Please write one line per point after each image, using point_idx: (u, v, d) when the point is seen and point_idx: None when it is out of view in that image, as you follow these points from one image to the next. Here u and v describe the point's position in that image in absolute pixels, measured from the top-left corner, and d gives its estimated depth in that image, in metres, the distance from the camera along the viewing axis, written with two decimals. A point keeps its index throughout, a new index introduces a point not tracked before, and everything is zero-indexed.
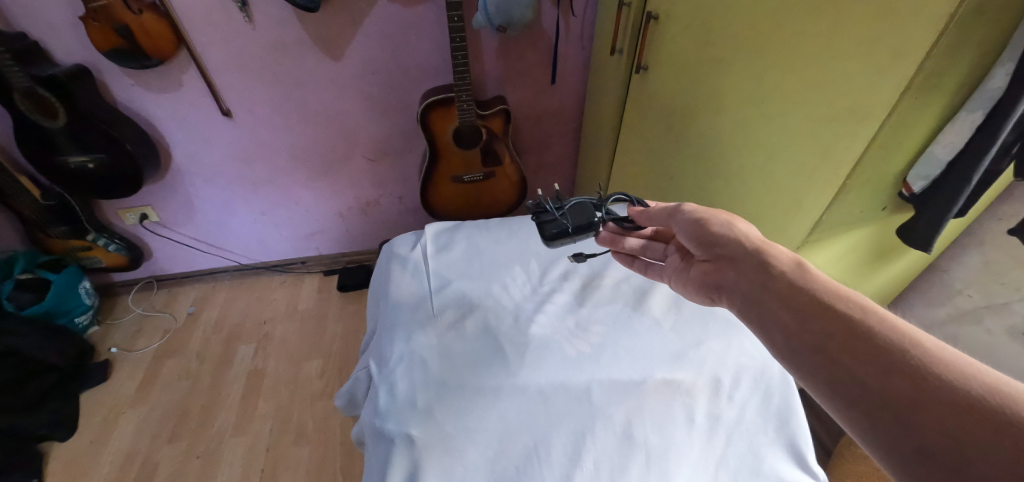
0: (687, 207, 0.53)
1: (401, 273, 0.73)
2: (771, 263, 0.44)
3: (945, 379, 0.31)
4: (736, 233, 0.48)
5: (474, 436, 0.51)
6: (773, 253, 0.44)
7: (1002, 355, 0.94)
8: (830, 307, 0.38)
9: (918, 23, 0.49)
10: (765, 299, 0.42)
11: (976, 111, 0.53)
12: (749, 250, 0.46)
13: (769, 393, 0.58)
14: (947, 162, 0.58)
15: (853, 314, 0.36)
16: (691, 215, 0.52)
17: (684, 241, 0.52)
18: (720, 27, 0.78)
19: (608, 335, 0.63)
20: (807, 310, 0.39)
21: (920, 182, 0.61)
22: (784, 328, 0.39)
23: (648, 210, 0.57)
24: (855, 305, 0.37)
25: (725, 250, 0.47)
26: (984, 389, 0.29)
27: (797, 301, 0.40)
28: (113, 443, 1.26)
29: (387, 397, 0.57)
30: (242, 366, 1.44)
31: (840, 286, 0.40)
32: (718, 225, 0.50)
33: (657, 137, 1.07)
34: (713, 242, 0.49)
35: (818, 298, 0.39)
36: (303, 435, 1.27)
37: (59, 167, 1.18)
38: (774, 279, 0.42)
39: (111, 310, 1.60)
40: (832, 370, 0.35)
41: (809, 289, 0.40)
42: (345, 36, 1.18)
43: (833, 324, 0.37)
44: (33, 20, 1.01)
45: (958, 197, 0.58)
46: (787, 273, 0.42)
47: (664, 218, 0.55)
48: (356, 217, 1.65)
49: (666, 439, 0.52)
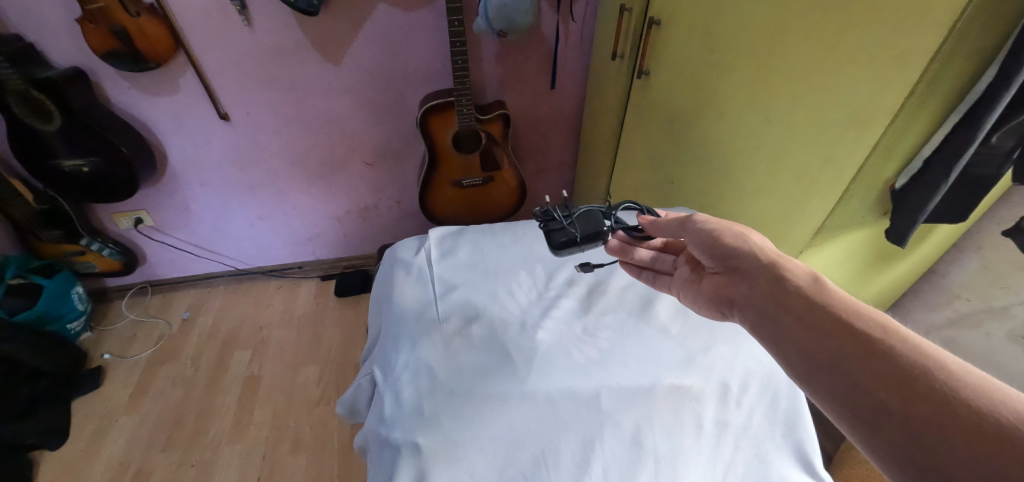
0: (698, 218, 0.53)
1: (406, 280, 0.72)
2: (786, 276, 0.44)
3: (972, 405, 0.30)
4: (750, 246, 0.48)
5: (481, 443, 0.51)
6: (788, 266, 0.45)
7: (1002, 361, 0.94)
8: (847, 325, 0.38)
9: (919, 29, 0.49)
10: (778, 311, 0.42)
11: (960, 110, 0.53)
12: (764, 264, 0.46)
13: (777, 398, 0.58)
14: (926, 158, 0.58)
15: (872, 334, 0.36)
16: (703, 226, 0.52)
17: (695, 251, 0.52)
18: (722, 33, 0.79)
19: (616, 341, 0.62)
20: (824, 326, 0.39)
21: (901, 178, 0.62)
22: (801, 345, 0.39)
23: (658, 221, 0.57)
24: (873, 324, 0.37)
25: (738, 262, 0.47)
26: (1013, 415, 0.29)
27: (814, 316, 0.40)
28: (106, 451, 1.24)
29: (393, 404, 0.56)
30: (237, 373, 1.42)
31: (856, 301, 0.40)
32: (731, 235, 0.50)
33: (660, 142, 1.07)
34: (726, 255, 0.49)
35: (835, 315, 0.39)
36: (300, 442, 1.25)
37: (53, 171, 1.17)
38: (788, 294, 0.42)
39: (104, 316, 1.57)
40: (852, 392, 0.34)
41: (825, 305, 0.40)
42: (345, 40, 1.18)
43: (852, 343, 0.36)
44: (29, 23, 0.99)
45: (930, 196, 0.59)
46: (803, 288, 0.42)
47: (675, 229, 0.55)
48: (354, 221, 1.63)
49: (674, 446, 0.52)
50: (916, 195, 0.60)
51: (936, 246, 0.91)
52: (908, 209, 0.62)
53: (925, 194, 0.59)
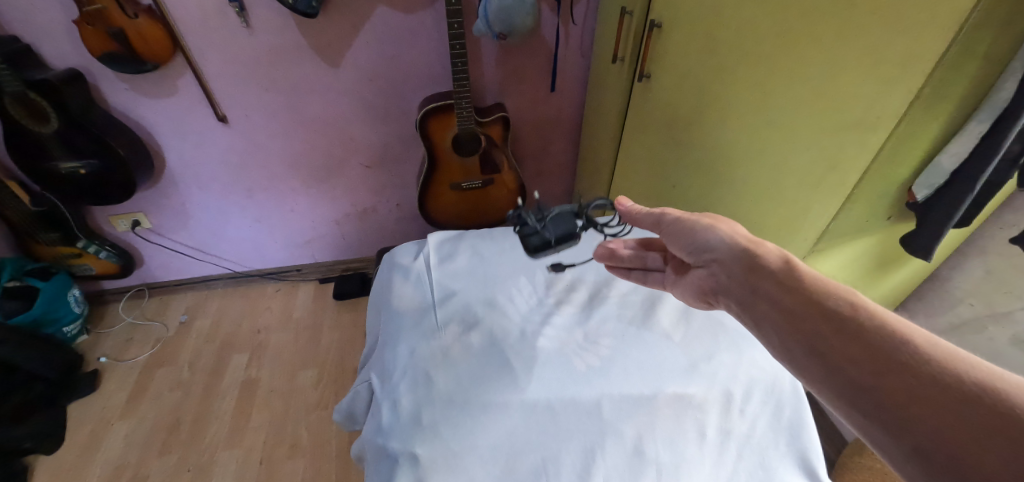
0: (670, 214, 0.54)
1: (403, 286, 0.71)
2: (758, 263, 0.44)
3: (950, 376, 0.29)
4: (724, 235, 0.48)
5: (480, 453, 0.50)
6: (761, 253, 0.44)
7: (1009, 366, 0.91)
8: (822, 306, 0.37)
9: (924, 35, 0.48)
10: (756, 301, 0.42)
11: (982, 121, 0.53)
12: (737, 250, 0.46)
13: (780, 406, 0.57)
14: (949, 171, 0.57)
15: (844, 312, 0.36)
16: (678, 222, 0.52)
17: (677, 250, 0.52)
18: (724, 38, 0.78)
19: (616, 348, 0.61)
20: (798, 310, 0.38)
21: (923, 190, 0.61)
22: (781, 335, 0.38)
23: (633, 215, 0.57)
24: (843, 301, 0.36)
25: (715, 253, 0.48)
26: (992, 388, 0.28)
27: (788, 301, 0.39)
28: (102, 456, 1.22)
29: (390, 413, 0.55)
30: (235, 377, 1.41)
31: (829, 280, 0.39)
32: (699, 227, 0.50)
33: (661, 145, 1.06)
34: (702, 249, 0.49)
35: (809, 296, 0.38)
36: (297, 447, 1.24)
37: (49, 173, 1.16)
38: (763, 279, 0.42)
39: (101, 318, 1.56)
40: (836, 377, 0.33)
41: (799, 287, 0.40)
42: (344, 42, 1.17)
43: (825, 322, 0.36)
44: (25, 24, 0.99)
45: (954, 213, 0.59)
46: (776, 271, 0.42)
47: (651, 224, 0.56)
48: (353, 224, 1.62)
49: (677, 455, 0.51)
50: (942, 206, 0.60)
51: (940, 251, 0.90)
52: (935, 220, 0.62)
53: (952, 204, 0.58)
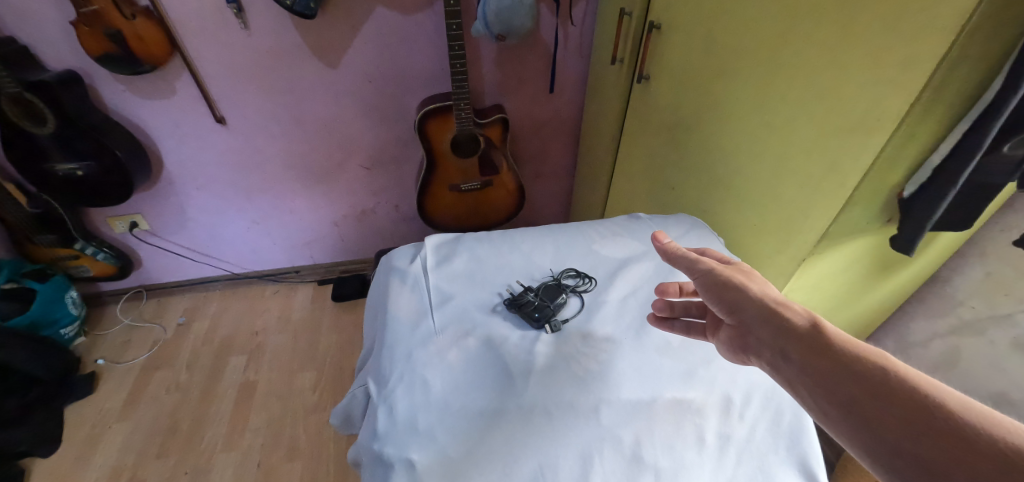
0: (705, 263, 0.49)
1: (401, 288, 0.71)
2: (786, 324, 0.41)
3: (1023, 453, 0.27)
4: (754, 293, 0.44)
5: (478, 459, 0.49)
6: (787, 313, 0.41)
7: (1006, 369, 0.90)
8: (862, 375, 0.34)
9: (927, 36, 0.48)
10: (791, 368, 0.39)
11: (969, 118, 0.52)
12: (763, 309, 0.43)
13: (780, 412, 0.56)
14: (935, 166, 0.56)
15: (888, 381, 0.33)
16: (710, 274, 0.48)
17: (710, 304, 0.48)
18: (723, 38, 0.78)
19: (615, 354, 0.60)
20: (836, 378, 0.35)
21: (909, 186, 0.60)
22: (823, 408, 0.36)
23: (671, 252, 0.51)
24: (874, 365, 0.35)
25: (743, 314, 0.44)
26: None
27: (822, 367, 0.37)
28: (99, 459, 1.21)
29: (386, 417, 0.54)
30: (233, 379, 1.40)
31: (858, 342, 0.37)
32: (732, 285, 0.46)
33: (660, 148, 1.06)
34: (735, 306, 0.45)
35: (845, 362, 0.36)
36: (295, 450, 1.23)
37: (47, 175, 1.15)
38: (793, 345, 0.39)
39: (98, 320, 1.56)
40: (906, 461, 0.30)
41: (831, 351, 0.37)
42: (342, 43, 1.17)
43: (869, 392, 0.33)
44: (23, 25, 0.98)
45: (937, 207, 0.58)
46: (804, 334, 0.39)
47: (687, 266, 0.50)
48: (351, 225, 1.62)
49: (675, 461, 0.51)
50: (925, 203, 0.59)
51: (940, 253, 0.90)
52: (917, 217, 0.61)
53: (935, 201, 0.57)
